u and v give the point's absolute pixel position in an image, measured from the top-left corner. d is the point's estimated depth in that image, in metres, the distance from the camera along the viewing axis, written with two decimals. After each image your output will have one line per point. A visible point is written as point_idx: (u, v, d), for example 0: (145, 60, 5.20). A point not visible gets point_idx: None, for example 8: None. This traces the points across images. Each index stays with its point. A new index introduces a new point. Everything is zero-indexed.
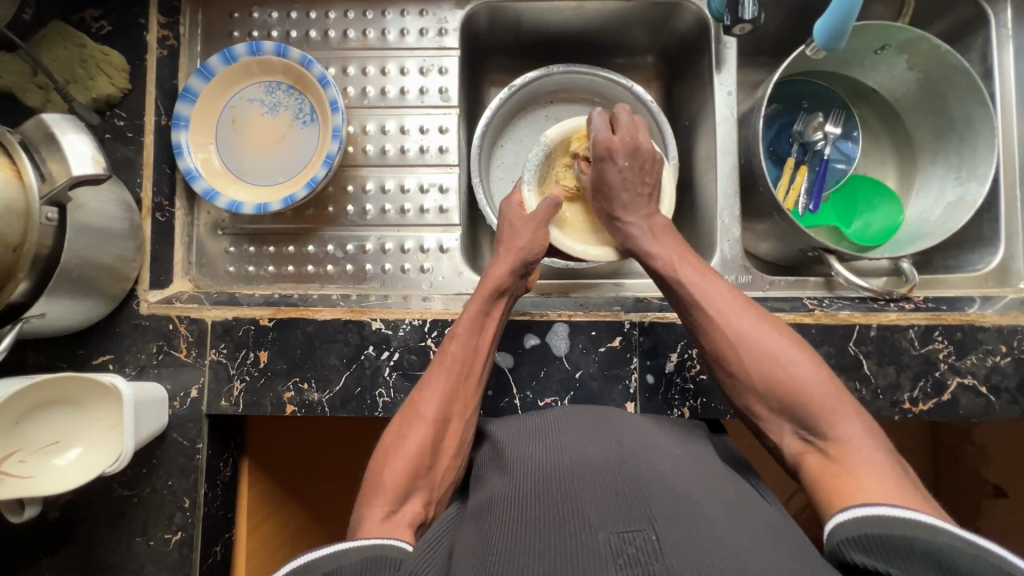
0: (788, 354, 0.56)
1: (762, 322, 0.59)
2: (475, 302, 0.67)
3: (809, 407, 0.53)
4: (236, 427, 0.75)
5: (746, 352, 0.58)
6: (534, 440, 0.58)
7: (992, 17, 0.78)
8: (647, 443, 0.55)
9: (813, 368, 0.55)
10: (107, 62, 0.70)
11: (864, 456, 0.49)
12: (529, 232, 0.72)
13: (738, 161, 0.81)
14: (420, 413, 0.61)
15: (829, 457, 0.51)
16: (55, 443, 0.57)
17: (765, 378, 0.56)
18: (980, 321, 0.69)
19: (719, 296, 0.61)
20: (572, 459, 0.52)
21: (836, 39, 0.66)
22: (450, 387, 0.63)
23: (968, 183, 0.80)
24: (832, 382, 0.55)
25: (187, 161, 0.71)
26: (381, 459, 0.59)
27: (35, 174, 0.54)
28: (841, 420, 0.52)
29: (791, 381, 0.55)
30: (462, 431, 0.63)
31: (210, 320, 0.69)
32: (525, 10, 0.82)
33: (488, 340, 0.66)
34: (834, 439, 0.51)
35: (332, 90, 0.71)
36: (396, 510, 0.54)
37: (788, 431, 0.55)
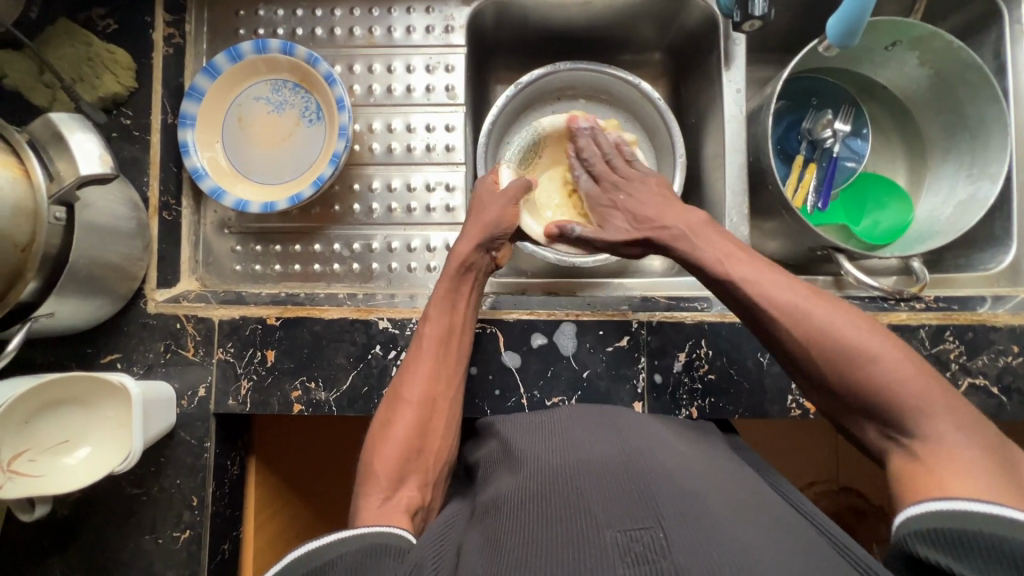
0: (858, 337, 0.51)
1: (833, 307, 0.54)
2: (447, 282, 0.68)
3: (893, 401, 0.48)
4: (244, 425, 0.76)
5: (819, 347, 0.53)
6: (541, 437, 0.58)
7: (1006, 12, 0.77)
8: (652, 440, 0.55)
9: (896, 354, 0.50)
10: (113, 61, 0.69)
11: (954, 454, 0.45)
12: (496, 208, 0.72)
13: (747, 160, 0.81)
14: (403, 398, 0.62)
15: (917, 458, 0.46)
16: (65, 442, 0.57)
17: (844, 371, 0.51)
18: (992, 321, 0.68)
19: (780, 281, 0.57)
20: (576, 457, 0.52)
21: (848, 36, 0.65)
22: (431, 368, 0.64)
23: (979, 181, 0.79)
24: (921, 371, 0.49)
25: (193, 160, 0.71)
26: (371, 449, 0.59)
27: (43, 174, 0.54)
28: (931, 418, 0.47)
29: (877, 375, 0.49)
30: (449, 410, 0.64)
31: (217, 319, 0.69)
32: (531, 7, 0.81)
33: (464, 319, 0.67)
34: (921, 435, 0.47)
35: (338, 89, 0.71)
36: (392, 496, 0.54)
37: (873, 425, 0.51)
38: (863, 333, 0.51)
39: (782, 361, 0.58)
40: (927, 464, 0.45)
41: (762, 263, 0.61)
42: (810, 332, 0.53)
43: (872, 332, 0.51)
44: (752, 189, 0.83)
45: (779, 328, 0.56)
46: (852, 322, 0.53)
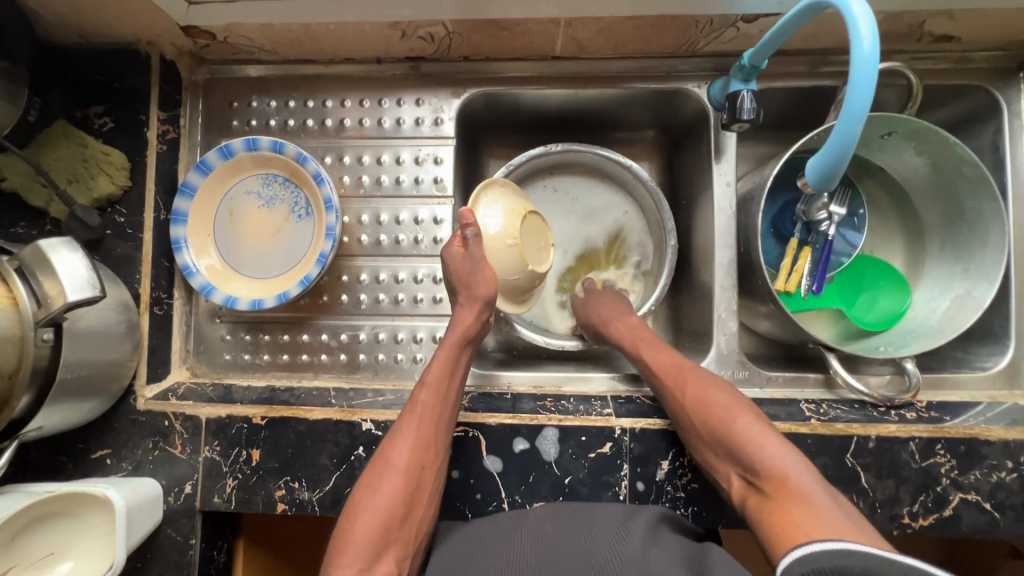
0: (722, 396, 0.64)
1: (706, 385, 0.66)
2: (445, 348, 0.69)
3: (750, 456, 0.58)
4: (231, 513, 0.76)
5: (696, 419, 0.64)
6: (514, 525, 0.60)
7: (1004, 107, 0.75)
8: (620, 531, 0.57)
9: (747, 415, 0.61)
10: (107, 162, 0.71)
11: (804, 491, 0.54)
12: (481, 276, 0.70)
13: (737, 251, 0.80)
14: (390, 464, 0.62)
15: (777, 502, 0.55)
16: (50, 555, 0.58)
17: (715, 436, 0.62)
18: (985, 434, 0.67)
19: (669, 366, 0.69)
20: (546, 552, 0.55)
21: (828, 177, 0.61)
22: (420, 433, 0.64)
23: (976, 279, 0.77)
24: (766, 428, 0.60)
25: (184, 257, 0.73)
26: (352, 514, 0.60)
27: (30, 298, 0.55)
28: (779, 463, 0.57)
29: (735, 435, 0.60)
30: (433, 480, 0.64)
31: (204, 417, 0.70)
32: (522, 96, 0.81)
33: (455, 387, 0.68)
34: (769, 474, 0.57)
35: (326, 188, 0.72)
36: (368, 569, 0.55)
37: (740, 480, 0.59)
38: (725, 404, 0.63)
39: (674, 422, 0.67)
40: (785, 504, 0.54)
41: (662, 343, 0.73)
42: (689, 407, 0.65)
43: (732, 401, 0.63)
44: (743, 278, 0.83)
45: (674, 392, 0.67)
46: (717, 395, 0.64)
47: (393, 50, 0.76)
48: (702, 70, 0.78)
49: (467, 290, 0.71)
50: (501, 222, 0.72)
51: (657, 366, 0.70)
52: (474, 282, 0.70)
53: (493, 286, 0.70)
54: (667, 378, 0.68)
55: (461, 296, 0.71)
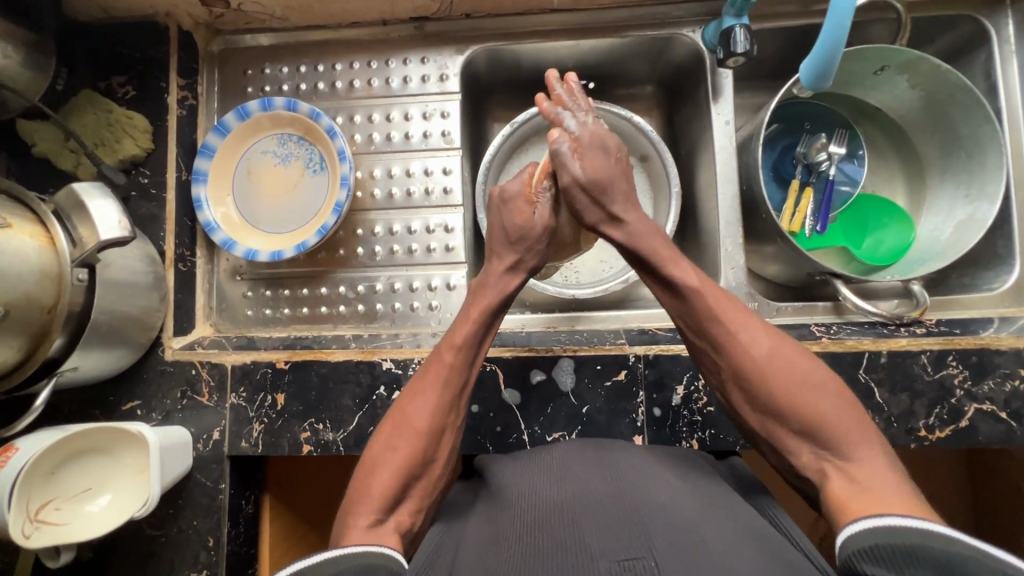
0: (796, 365, 0.57)
1: (776, 343, 0.59)
2: (473, 312, 0.66)
3: (827, 427, 0.53)
4: (258, 465, 0.78)
5: (767, 382, 0.57)
6: (538, 475, 0.60)
7: (992, 34, 0.77)
8: (646, 476, 0.56)
9: (829, 386, 0.55)
10: (131, 125, 0.74)
11: (881, 475, 0.49)
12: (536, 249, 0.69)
13: (739, 188, 0.82)
14: (410, 424, 0.60)
15: (851, 479, 0.50)
16: (88, 490, 0.60)
17: (785, 396, 0.55)
18: (996, 344, 0.67)
19: (727, 308, 0.61)
20: (573, 493, 0.54)
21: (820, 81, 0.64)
22: (445, 397, 0.62)
23: (978, 202, 0.79)
24: (844, 398, 0.54)
25: (206, 214, 0.76)
26: (372, 465, 0.57)
27: (67, 239, 0.58)
28: (864, 444, 0.51)
29: (810, 404, 0.54)
30: (452, 441, 0.62)
31: (230, 364, 0.72)
32: (523, 51, 0.84)
33: (483, 349, 0.66)
34: (856, 463, 0.51)
35: (340, 141, 0.75)
36: (383, 519, 0.53)
37: (807, 449, 0.54)
38: (803, 369, 0.56)
39: (724, 374, 0.61)
40: (864, 486, 0.48)
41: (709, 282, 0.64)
42: (754, 357, 0.58)
43: (812, 370, 0.56)
44: (746, 217, 0.84)
45: (732, 346, 0.59)
46: (792, 358, 0.57)
47: (397, 10, 0.80)
48: (696, 16, 0.81)
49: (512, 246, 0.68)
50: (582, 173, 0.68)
51: (708, 308, 0.61)
52: (526, 246, 0.69)
53: (540, 256, 0.70)
54: (717, 326, 0.61)
55: (505, 253, 0.69)
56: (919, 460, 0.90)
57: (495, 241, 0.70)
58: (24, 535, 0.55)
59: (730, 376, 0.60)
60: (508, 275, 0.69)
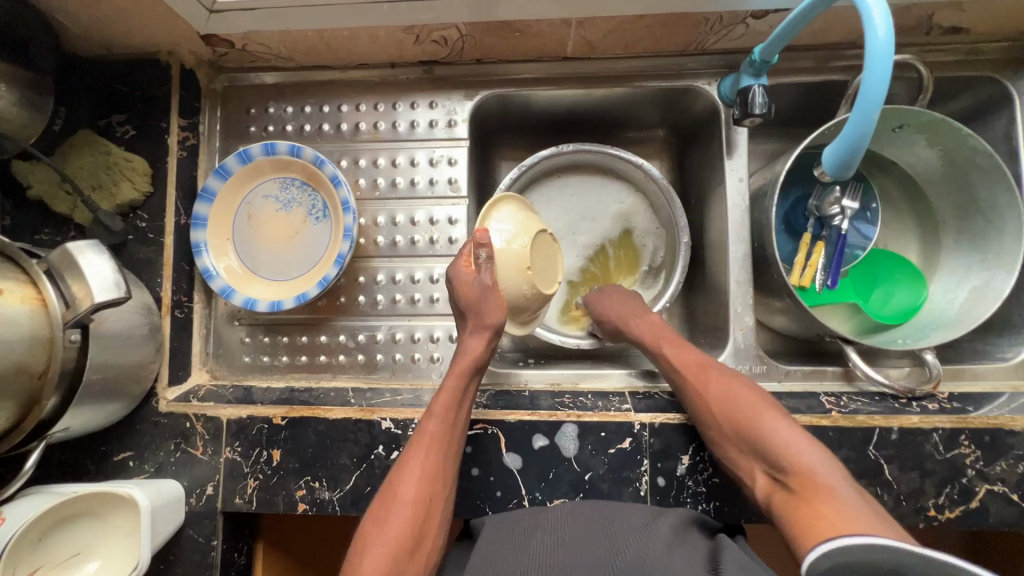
0: (740, 397, 0.64)
1: (725, 379, 0.66)
2: (450, 378, 0.65)
3: (769, 448, 0.59)
4: (251, 516, 0.77)
5: (719, 413, 0.63)
6: (530, 536, 0.58)
7: (1016, 98, 0.75)
8: (644, 540, 0.54)
9: (771, 413, 0.61)
10: (130, 169, 0.72)
11: (828, 481, 0.54)
12: (491, 306, 0.65)
13: (751, 246, 0.80)
14: (398, 497, 0.59)
15: (812, 509, 0.52)
16: (76, 555, 0.58)
17: (730, 422, 0.62)
18: (1010, 424, 0.66)
19: (684, 357, 0.70)
20: (567, 561, 0.52)
21: (844, 166, 0.62)
22: (429, 466, 0.60)
23: (993, 269, 0.77)
24: (786, 421, 0.60)
25: (205, 260, 0.74)
26: (362, 544, 0.56)
27: (59, 300, 0.56)
28: (806, 455, 0.56)
29: (754, 425, 0.61)
30: (443, 511, 0.60)
31: (225, 418, 0.71)
32: (534, 97, 0.82)
33: (465, 413, 0.65)
34: (796, 473, 0.56)
35: (344, 190, 0.73)
36: None
37: (762, 472, 0.59)
38: (745, 397, 0.63)
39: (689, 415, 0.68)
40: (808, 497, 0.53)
41: (678, 338, 0.74)
42: (704, 393, 0.66)
43: (756, 397, 0.63)
44: (757, 274, 0.83)
45: (690, 388, 0.67)
46: (735, 388, 0.64)
47: (406, 54, 0.77)
48: (712, 68, 0.79)
49: (476, 316, 0.67)
50: (509, 233, 0.67)
51: (665, 356, 0.72)
52: (480, 311, 0.66)
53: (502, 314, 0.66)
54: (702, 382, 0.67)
55: (470, 324, 0.67)
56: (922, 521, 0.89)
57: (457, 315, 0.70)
58: None
59: (706, 425, 0.65)
60: (478, 338, 0.66)
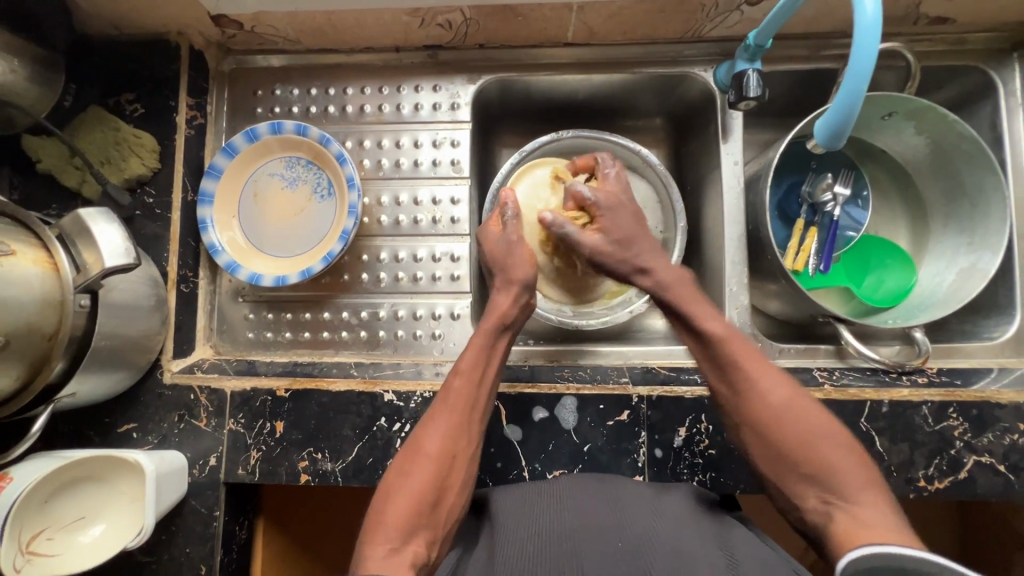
0: (805, 412, 0.58)
1: (792, 392, 0.59)
2: (477, 338, 0.68)
3: (833, 474, 0.53)
4: (253, 491, 0.77)
5: (780, 426, 0.57)
6: (536, 501, 0.60)
7: (1000, 86, 0.78)
8: (646, 512, 0.56)
9: (836, 433, 0.56)
10: (138, 145, 0.73)
11: (882, 517, 0.50)
12: (517, 257, 0.73)
13: (746, 228, 0.82)
14: (422, 451, 0.60)
15: (853, 519, 0.50)
16: (81, 519, 0.59)
17: (788, 436, 0.57)
18: (996, 397, 0.68)
19: (749, 356, 0.62)
20: (575, 527, 0.55)
21: (834, 138, 0.64)
22: (454, 422, 0.62)
23: (980, 251, 0.79)
24: (851, 448, 0.55)
25: (211, 236, 0.75)
26: (385, 496, 0.57)
27: (70, 265, 0.57)
28: (868, 489, 0.52)
29: (818, 446, 0.55)
30: (466, 469, 0.61)
31: (229, 390, 0.72)
32: (535, 82, 0.84)
33: (490, 375, 0.67)
34: (859, 509, 0.51)
35: (349, 168, 0.75)
36: (398, 549, 0.52)
37: (812, 495, 0.54)
38: (812, 416, 0.57)
39: (733, 416, 0.61)
40: (862, 523, 0.49)
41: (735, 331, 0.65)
42: (767, 402, 0.59)
43: (817, 413, 0.58)
44: (752, 256, 0.85)
45: (754, 395, 0.60)
46: (807, 408, 0.58)
47: (411, 38, 0.79)
48: (708, 55, 0.82)
49: (503, 273, 0.73)
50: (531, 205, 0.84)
51: (732, 357, 0.62)
52: (507, 266, 0.73)
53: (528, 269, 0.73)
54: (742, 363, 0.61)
55: (498, 280, 0.73)
56: (912, 502, 0.91)
57: (501, 277, 0.73)
58: (16, 568, 0.54)
59: (757, 434, 0.59)
60: (507, 297, 0.72)
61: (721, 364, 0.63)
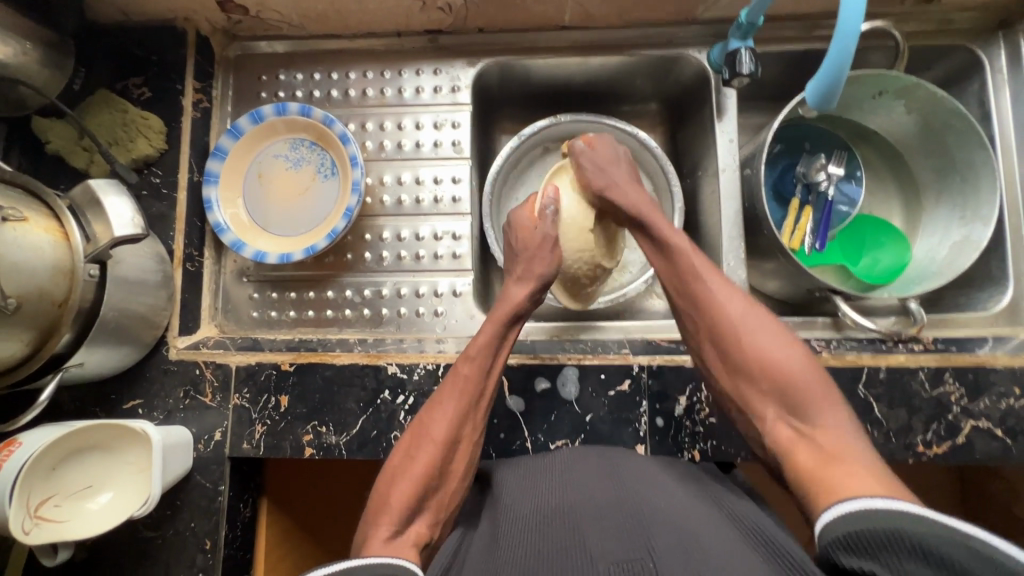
0: (763, 334, 0.59)
1: (749, 308, 0.62)
2: (490, 326, 0.67)
3: (795, 394, 0.55)
4: (256, 468, 0.78)
5: (738, 346, 0.59)
6: (542, 480, 0.60)
7: (986, 63, 0.80)
8: (648, 483, 0.56)
9: (794, 349, 0.58)
10: (146, 126, 0.75)
11: (845, 437, 0.51)
12: (545, 252, 0.71)
13: (742, 205, 0.83)
14: (429, 436, 0.60)
15: (817, 447, 0.51)
16: (88, 488, 0.59)
17: (748, 352, 0.59)
18: (991, 362, 0.69)
19: (706, 270, 0.64)
20: (577, 499, 0.54)
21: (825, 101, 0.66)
22: (461, 408, 0.62)
23: (972, 224, 0.81)
24: (811, 362, 0.57)
25: (216, 215, 0.76)
26: (391, 479, 0.58)
27: (81, 236, 0.58)
28: (828, 407, 0.53)
29: (776, 364, 0.57)
30: (470, 454, 0.62)
31: (234, 365, 0.72)
32: (534, 66, 0.86)
33: (499, 362, 0.67)
34: (821, 428, 0.52)
35: (352, 147, 0.76)
36: (402, 531, 0.52)
37: (775, 413, 0.56)
38: (774, 338, 0.59)
39: (697, 338, 0.64)
40: (827, 451, 0.50)
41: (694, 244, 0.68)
42: (727, 318, 0.61)
43: (778, 332, 0.59)
44: (748, 233, 0.86)
45: (712, 309, 0.62)
46: (764, 326, 0.60)
47: (412, 23, 0.81)
48: (702, 37, 0.84)
49: (524, 264, 0.71)
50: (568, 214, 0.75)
51: (688, 269, 0.65)
52: (532, 256, 0.71)
53: (549, 263, 0.71)
54: (698, 285, 0.64)
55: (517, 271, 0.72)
56: (912, 477, 0.91)
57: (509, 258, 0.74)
58: (24, 531, 0.55)
59: (721, 359, 0.61)
60: (520, 287, 0.71)
61: (682, 274, 0.65)
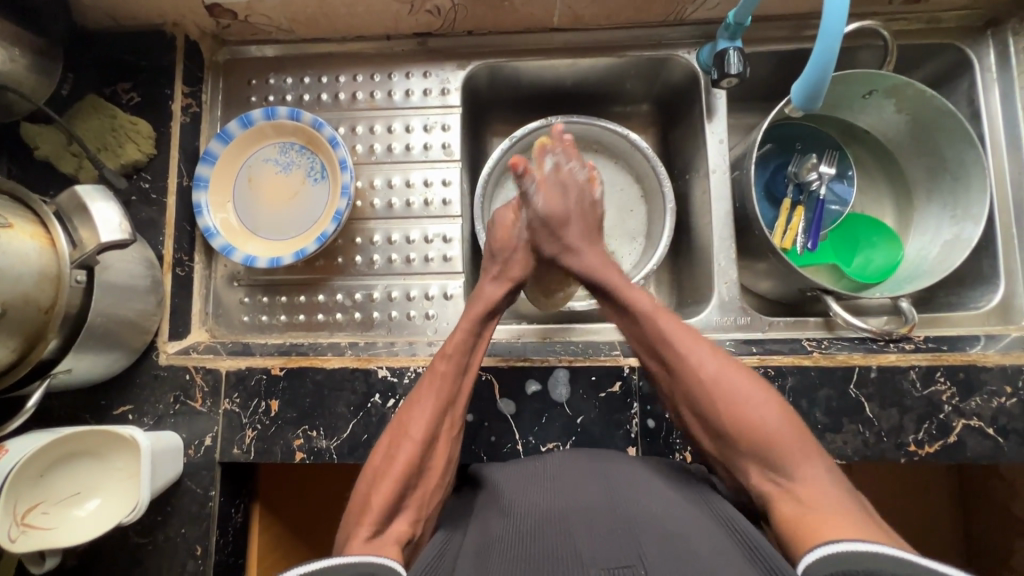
0: (738, 384, 0.58)
1: (723, 365, 0.60)
2: (465, 323, 0.68)
3: (773, 448, 0.53)
4: (248, 474, 0.77)
5: (710, 404, 0.58)
6: (534, 483, 0.59)
7: (975, 62, 0.80)
8: (639, 487, 0.55)
9: (767, 401, 0.56)
10: (135, 131, 0.75)
11: (824, 492, 0.49)
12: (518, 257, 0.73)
13: (733, 205, 0.83)
14: (408, 434, 0.60)
15: (798, 501, 0.49)
16: (76, 494, 0.59)
17: (721, 409, 0.57)
18: (982, 361, 0.69)
19: (677, 332, 0.63)
20: (569, 504, 0.53)
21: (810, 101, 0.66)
22: (439, 405, 0.62)
23: (963, 222, 0.81)
24: (784, 415, 0.55)
25: (206, 220, 0.76)
26: (371, 479, 0.57)
27: (67, 241, 0.58)
28: (806, 460, 0.52)
29: (750, 418, 0.55)
30: (449, 449, 0.62)
31: (225, 369, 0.72)
32: (524, 68, 0.86)
33: (476, 359, 0.67)
34: (802, 484, 0.50)
35: (342, 150, 0.76)
36: (382, 530, 0.52)
37: (755, 470, 0.54)
38: (747, 390, 0.57)
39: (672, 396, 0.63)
40: (806, 504, 0.48)
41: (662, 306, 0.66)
42: (700, 376, 0.59)
43: (753, 385, 0.58)
44: (740, 233, 0.86)
45: (686, 372, 0.60)
46: (738, 381, 0.58)
47: (401, 26, 0.81)
48: (691, 38, 0.84)
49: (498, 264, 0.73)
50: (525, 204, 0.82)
51: (658, 332, 0.63)
52: (508, 257, 0.73)
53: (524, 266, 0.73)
54: (667, 347, 0.62)
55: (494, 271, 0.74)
56: (907, 477, 0.91)
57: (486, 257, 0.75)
58: (11, 539, 0.55)
59: (698, 416, 0.59)
60: (496, 287, 0.72)
61: (652, 339, 0.64)
